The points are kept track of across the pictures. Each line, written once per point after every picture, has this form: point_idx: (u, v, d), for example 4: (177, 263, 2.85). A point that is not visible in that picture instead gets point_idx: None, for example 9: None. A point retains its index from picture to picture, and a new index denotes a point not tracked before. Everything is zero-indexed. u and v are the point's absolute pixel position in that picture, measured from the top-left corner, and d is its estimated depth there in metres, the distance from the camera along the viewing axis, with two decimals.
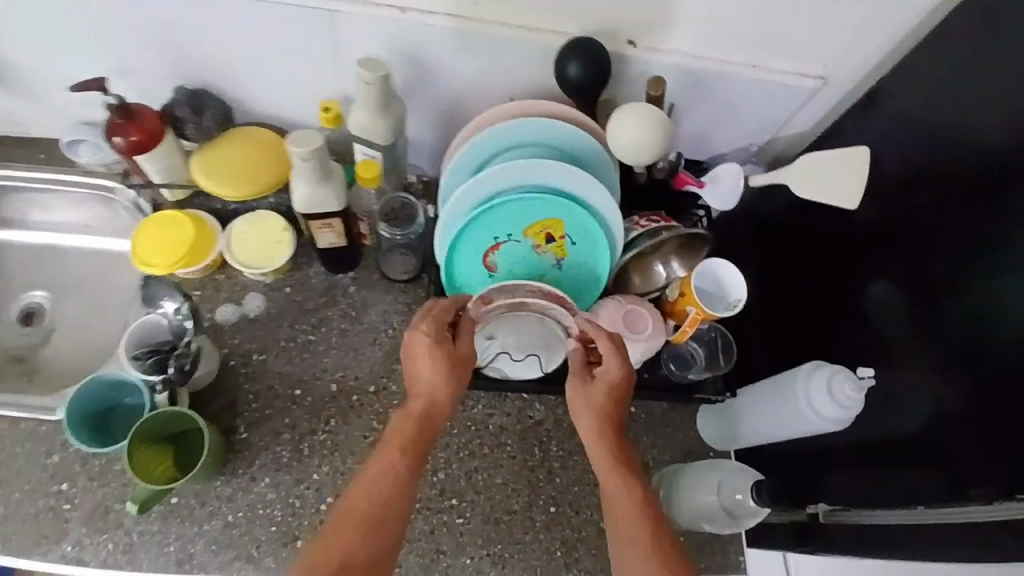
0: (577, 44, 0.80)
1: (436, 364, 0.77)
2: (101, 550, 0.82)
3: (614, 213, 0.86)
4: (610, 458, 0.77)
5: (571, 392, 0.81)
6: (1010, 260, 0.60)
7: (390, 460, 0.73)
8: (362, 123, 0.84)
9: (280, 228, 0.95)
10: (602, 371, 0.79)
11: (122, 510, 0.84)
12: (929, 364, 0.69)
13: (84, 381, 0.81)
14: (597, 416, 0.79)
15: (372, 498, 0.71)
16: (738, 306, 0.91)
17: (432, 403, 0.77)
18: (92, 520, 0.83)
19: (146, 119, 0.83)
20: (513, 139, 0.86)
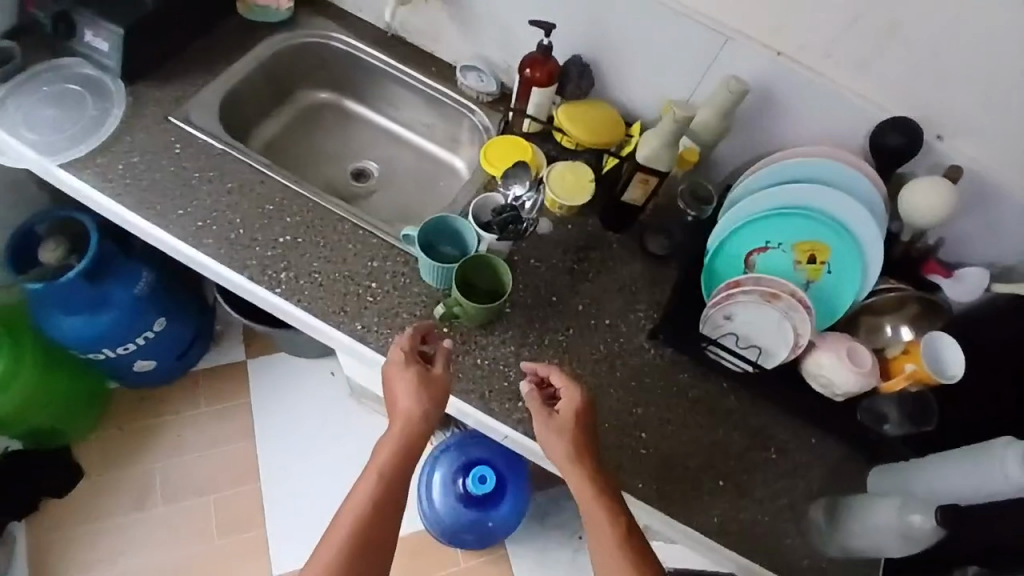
0: (897, 122, 0.99)
1: (409, 389, 0.92)
2: (383, 338, 1.05)
3: (876, 257, 1.02)
4: (582, 476, 0.88)
5: (539, 429, 0.92)
6: None
7: (383, 458, 0.89)
8: (704, 121, 1.06)
9: (587, 177, 1.17)
10: (564, 402, 0.93)
11: (407, 319, 1.07)
12: None
13: (446, 215, 1.07)
14: (569, 442, 0.90)
15: (377, 488, 0.86)
16: (953, 377, 0.99)
17: (410, 416, 0.91)
18: (384, 316, 1.07)
19: (551, 65, 1.14)
20: (810, 172, 1.05)
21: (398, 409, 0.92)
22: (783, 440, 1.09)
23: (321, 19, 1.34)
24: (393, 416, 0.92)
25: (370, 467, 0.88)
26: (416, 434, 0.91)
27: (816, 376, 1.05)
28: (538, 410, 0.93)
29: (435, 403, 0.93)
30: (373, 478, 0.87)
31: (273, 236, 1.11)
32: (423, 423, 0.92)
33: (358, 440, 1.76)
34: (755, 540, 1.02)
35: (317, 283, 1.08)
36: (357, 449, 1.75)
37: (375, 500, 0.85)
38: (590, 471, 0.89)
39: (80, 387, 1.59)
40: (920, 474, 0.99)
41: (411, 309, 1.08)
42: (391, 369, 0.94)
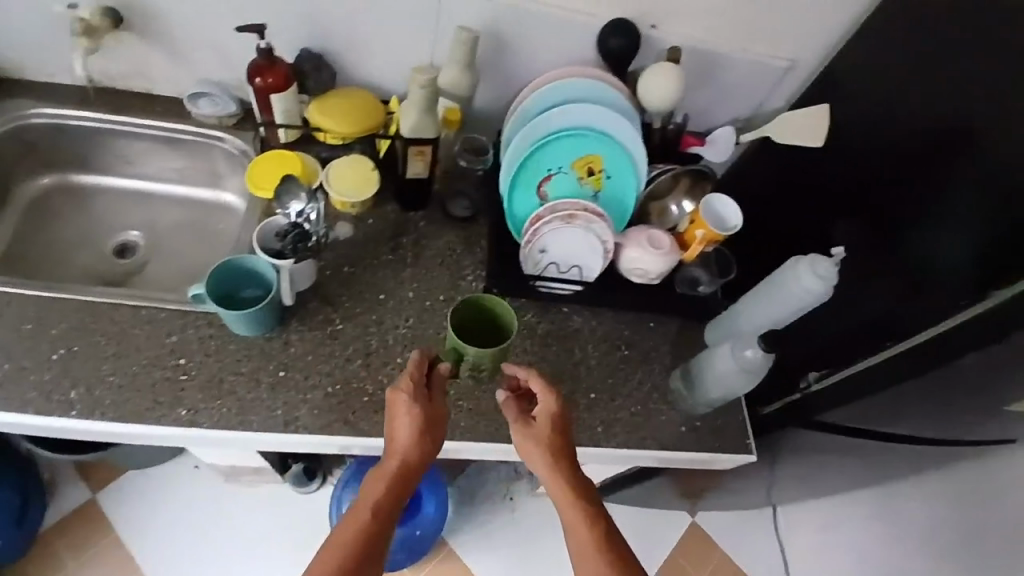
0: (616, 26, 1.07)
1: (415, 425, 0.88)
2: (214, 412, 0.97)
3: (642, 152, 1.12)
4: (566, 483, 0.92)
5: (519, 436, 0.96)
6: (948, 192, 0.95)
7: (381, 491, 0.86)
8: (450, 78, 1.08)
9: (369, 167, 1.15)
10: (540, 409, 0.96)
11: (234, 380, 1.00)
12: (881, 259, 1.05)
13: (229, 258, 0.98)
14: (546, 453, 0.94)
15: (375, 518, 0.84)
16: (734, 227, 1.15)
17: (411, 452, 0.88)
18: (206, 387, 0.99)
19: (282, 67, 1.06)
20: (564, 94, 1.11)
21: (401, 445, 0.88)
22: (630, 334, 1.19)
23: (5, 94, 1.16)
24: (391, 453, 0.88)
25: (369, 497, 0.85)
26: (415, 460, 0.89)
27: (632, 270, 1.15)
28: (513, 418, 0.98)
29: (437, 435, 0.90)
30: (372, 508, 0.84)
31: (44, 354, 0.97)
32: (422, 449, 0.89)
33: (257, 516, 1.62)
34: (638, 430, 1.11)
35: (118, 386, 0.97)
36: (261, 525, 1.62)
37: (374, 528, 0.83)
38: (568, 474, 0.93)
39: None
40: (743, 314, 1.12)
41: (235, 369, 1.01)
42: (394, 404, 0.89)
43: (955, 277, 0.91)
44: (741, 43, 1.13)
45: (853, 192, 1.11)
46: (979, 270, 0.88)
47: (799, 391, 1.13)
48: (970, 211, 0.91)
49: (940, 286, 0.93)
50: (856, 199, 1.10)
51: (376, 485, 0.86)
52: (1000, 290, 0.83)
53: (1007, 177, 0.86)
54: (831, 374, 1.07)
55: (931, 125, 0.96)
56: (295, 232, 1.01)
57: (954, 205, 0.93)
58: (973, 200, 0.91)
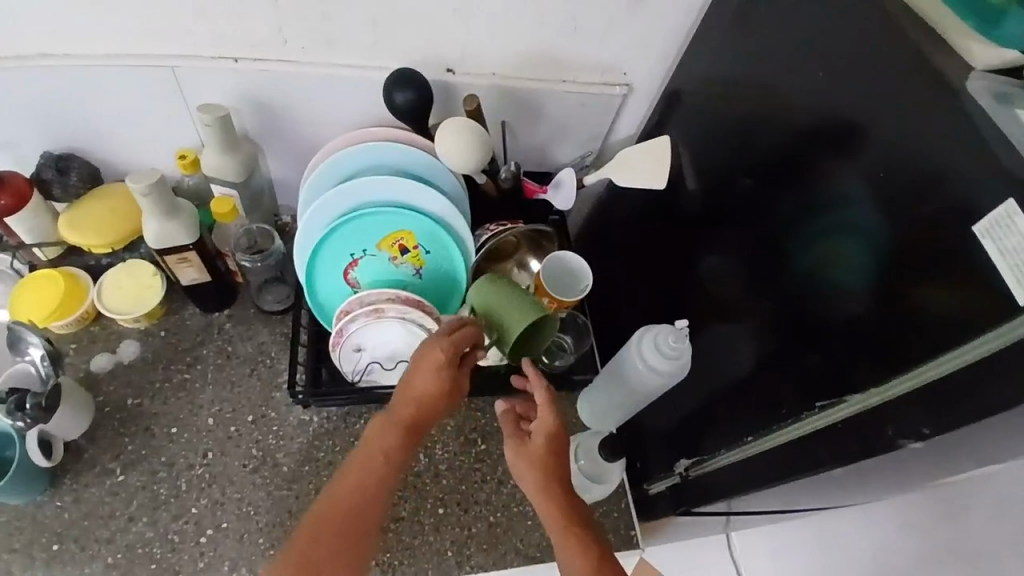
0: (400, 75, 0.88)
1: (433, 377, 0.79)
2: None
3: (457, 219, 0.95)
4: (558, 503, 0.81)
5: (511, 456, 0.85)
6: (809, 235, 0.72)
7: (386, 438, 0.78)
8: (213, 164, 0.91)
9: (150, 272, 0.99)
10: (536, 427, 0.85)
11: (8, 559, 0.86)
12: (743, 313, 0.85)
13: None
14: (540, 474, 0.82)
15: (377, 463, 0.77)
16: (587, 288, 0.98)
17: (427, 402, 0.79)
18: None
19: (16, 183, 0.90)
20: (352, 164, 0.94)
21: (417, 390, 0.79)
22: (487, 424, 1.01)
23: None
24: (405, 400, 0.79)
25: (375, 439, 0.78)
26: (426, 419, 0.80)
27: None
28: (511, 433, 0.87)
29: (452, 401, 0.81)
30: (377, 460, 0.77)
31: None
32: (437, 407, 0.80)
33: None
34: (499, 546, 0.93)
35: None
36: None
37: (373, 473, 0.77)
38: (562, 497, 0.81)
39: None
40: (610, 392, 0.95)
41: (6, 546, 0.86)
42: (424, 355, 0.80)
43: (832, 355, 0.70)
44: (562, 72, 0.96)
45: (712, 228, 0.90)
46: (857, 350, 0.67)
47: (676, 472, 0.95)
48: (845, 268, 0.68)
49: (818, 368, 0.72)
50: (719, 236, 0.88)
51: (385, 429, 0.78)
52: (849, 402, 0.66)
53: (876, 232, 0.64)
54: (707, 461, 0.90)
55: (775, 150, 0.76)
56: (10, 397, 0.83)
57: (821, 253, 0.71)
58: (841, 256, 0.68)
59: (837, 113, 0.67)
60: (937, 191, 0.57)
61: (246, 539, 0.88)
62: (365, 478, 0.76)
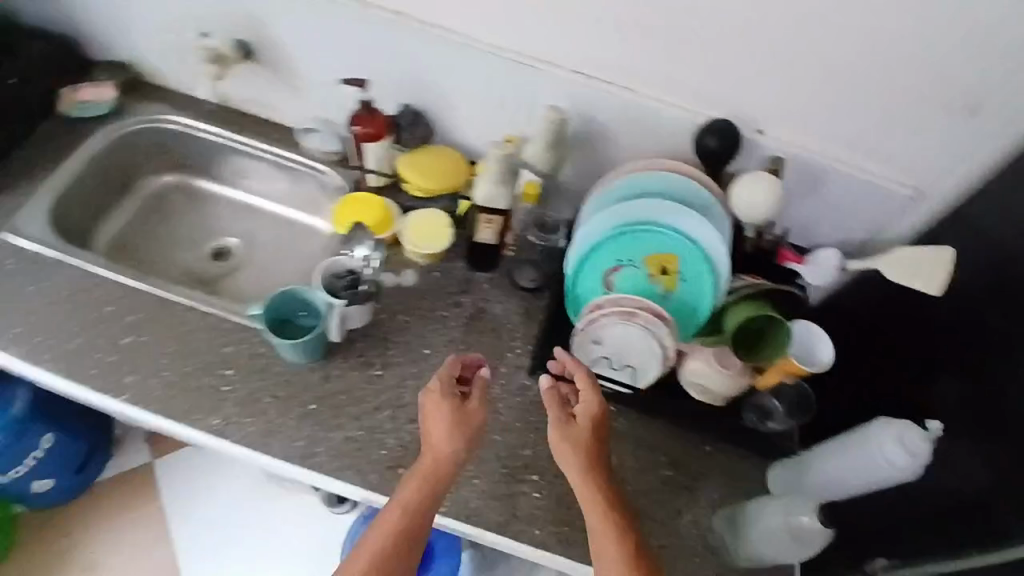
0: (715, 126, 1.00)
1: (445, 425, 0.89)
2: (244, 430, 1.00)
3: (722, 257, 1.02)
4: (596, 495, 0.87)
5: (556, 438, 0.90)
6: None
7: (417, 492, 0.88)
8: (534, 154, 1.06)
9: (445, 223, 1.16)
10: (581, 410, 0.91)
11: (269, 403, 1.02)
12: None
13: (288, 287, 1.03)
14: (583, 456, 0.89)
15: (415, 509, 0.87)
16: (824, 365, 1.01)
17: (448, 445, 0.89)
18: (243, 405, 1.01)
19: (379, 119, 1.13)
20: (643, 186, 1.06)
21: (438, 447, 0.89)
22: (677, 452, 1.09)
23: (148, 102, 1.28)
24: (424, 452, 0.90)
25: (405, 495, 0.87)
26: (453, 469, 0.89)
27: (694, 381, 1.05)
28: (554, 411, 0.92)
29: (470, 444, 0.90)
30: (401, 508, 0.87)
31: (115, 338, 1.03)
32: (457, 455, 0.89)
33: (298, 527, 1.68)
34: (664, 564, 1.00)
35: (166, 382, 1.01)
36: (297, 542, 1.66)
37: (406, 520, 0.86)
38: (597, 484, 0.88)
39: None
40: (816, 467, 1.00)
41: (273, 392, 1.03)
42: (432, 406, 0.91)
43: None
44: (861, 160, 1.02)
45: None
46: None
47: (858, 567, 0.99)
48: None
49: None
50: None
51: (413, 484, 0.88)
52: None
53: None
54: None
55: None
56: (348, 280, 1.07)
57: None
58: None
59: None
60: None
61: (458, 462, 1.01)
62: (401, 522, 0.86)
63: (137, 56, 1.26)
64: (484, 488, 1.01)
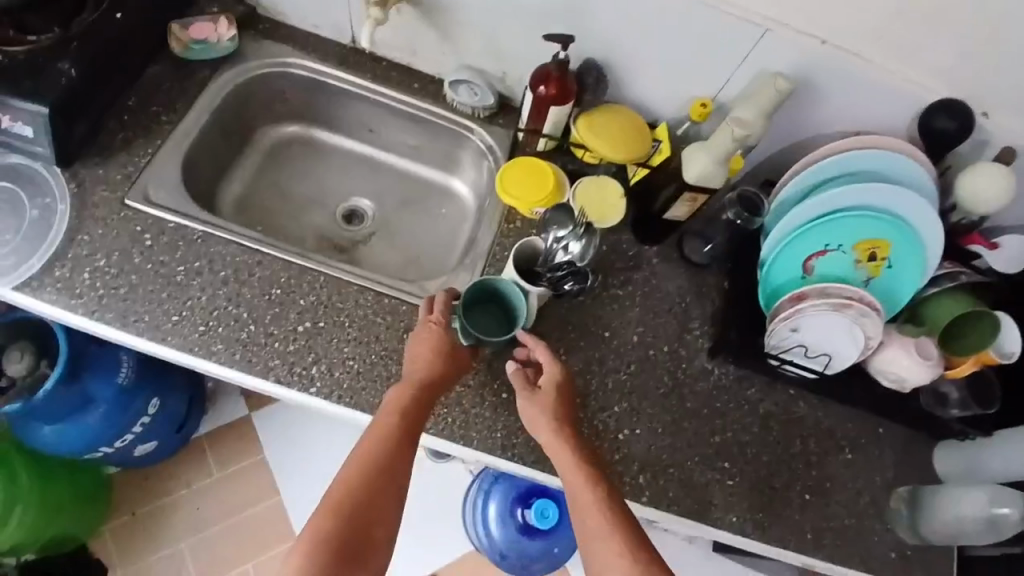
0: (945, 103, 0.94)
1: (426, 351, 0.89)
2: (438, 420, 0.96)
3: (935, 245, 0.99)
4: (565, 448, 0.83)
5: (522, 402, 0.89)
6: None
7: (392, 412, 0.84)
8: (740, 117, 0.93)
9: (616, 192, 1.04)
10: (545, 376, 0.90)
11: (461, 391, 0.98)
12: None
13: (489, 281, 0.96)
14: (550, 413, 0.87)
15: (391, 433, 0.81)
16: (1011, 355, 0.99)
17: (431, 373, 0.88)
18: None
19: (566, 79, 1.01)
20: (857, 165, 0.99)
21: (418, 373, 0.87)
22: (856, 437, 1.08)
23: (274, 43, 1.18)
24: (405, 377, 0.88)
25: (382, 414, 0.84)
26: (433, 395, 0.88)
27: (888, 372, 1.02)
28: (518, 386, 0.90)
29: (445, 370, 0.89)
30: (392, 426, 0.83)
31: (291, 324, 0.97)
32: (435, 378, 0.88)
33: None
34: (851, 547, 1.02)
35: (355, 371, 0.95)
36: None
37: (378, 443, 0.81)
38: (571, 438, 0.85)
39: (88, 476, 1.47)
40: (996, 454, 1.04)
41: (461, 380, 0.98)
42: (418, 337, 0.91)
43: None
44: None
45: None
46: None
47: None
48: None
49: None
50: None
51: (391, 405, 0.85)
52: None
53: None
54: None
55: None
56: (573, 273, 1.01)
57: None
58: None
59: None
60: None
61: (652, 450, 1.00)
62: (378, 442, 0.81)
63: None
64: (679, 478, 0.99)
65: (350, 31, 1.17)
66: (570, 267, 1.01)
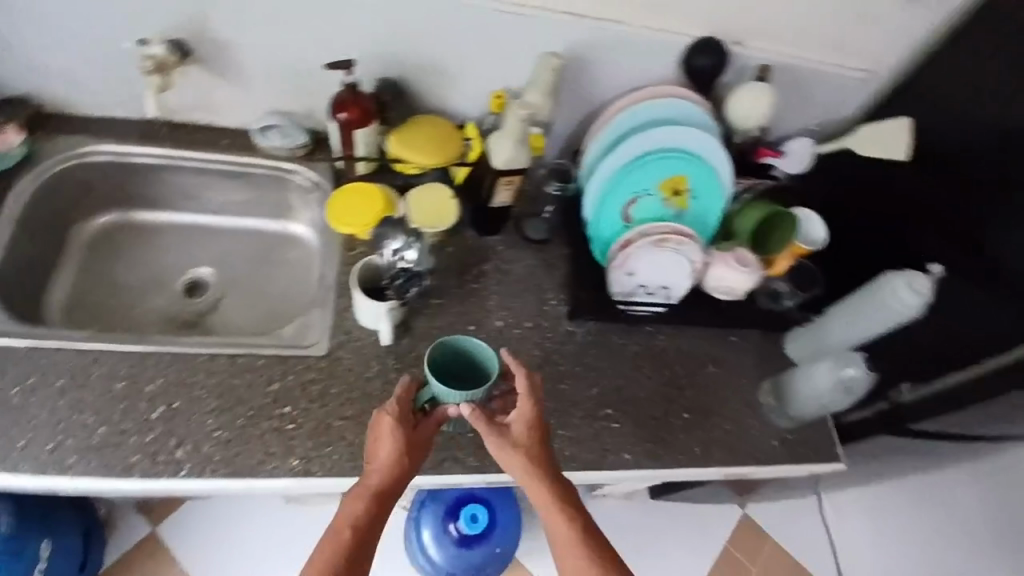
0: (699, 44, 1.06)
1: (388, 434, 0.85)
2: (327, 460, 0.95)
3: (724, 167, 1.11)
4: (546, 495, 0.85)
5: (496, 452, 0.87)
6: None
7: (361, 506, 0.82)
8: (533, 101, 1.01)
9: (448, 197, 1.10)
10: (515, 421, 0.88)
11: (342, 425, 0.97)
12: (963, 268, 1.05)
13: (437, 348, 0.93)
14: (528, 460, 0.86)
15: (355, 534, 0.80)
16: (819, 241, 1.14)
17: (398, 457, 0.85)
18: (315, 435, 0.96)
19: (363, 100, 1.04)
20: (640, 118, 1.10)
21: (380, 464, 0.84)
22: (717, 352, 1.19)
23: (60, 137, 1.12)
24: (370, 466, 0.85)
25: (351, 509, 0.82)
26: (401, 478, 0.85)
27: (721, 287, 1.15)
28: (487, 434, 0.87)
29: (410, 449, 0.86)
30: (353, 525, 0.80)
31: (143, 414, 0.94)
32: (402, 461, 0.85)
33: None
34: (737, 449, 1.12)
35: (225, 440, 0.94)
36: None
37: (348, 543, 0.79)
38: (554, 481, 0.86)
39: None
40: (832, 327, 1.13)
41: (340, 414, 0.98)
42: (377, 422, 0.86)
43: None
44: (820, 53, 1.12)
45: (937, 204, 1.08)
46: None
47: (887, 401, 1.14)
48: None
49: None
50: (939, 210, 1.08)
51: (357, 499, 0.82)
52: None
53: None
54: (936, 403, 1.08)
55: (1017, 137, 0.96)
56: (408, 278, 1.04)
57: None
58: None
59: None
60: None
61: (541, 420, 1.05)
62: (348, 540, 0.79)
63: (35, 86, 1.09)
64: (570, 436, 1.05)
65: (140, 105, 1.14)
66: (406, 273, 1.04)
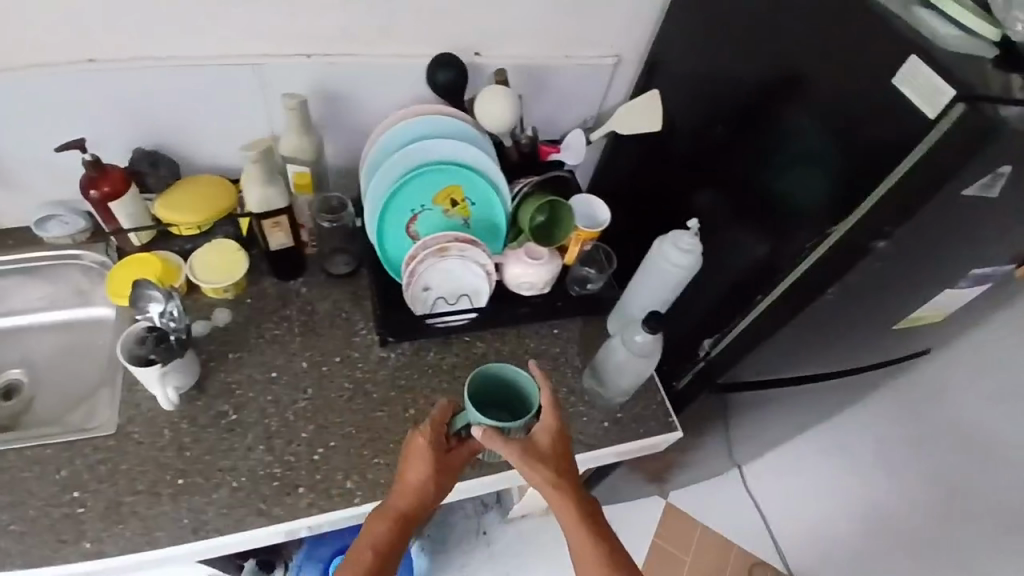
0: (439, 60, 1.09)
1: (420, 466, 0.90)
2: (119, 538, 0.91)
3: (494, 170, 1.13)
4: (566, 506, 0.91)
5: (528, 469, 0.90)
6: (786, 153, 0.92)
7: (384, 529, 0.90)
8: (289, 146, 1.08)
9: (234, 249, 1.13)
10: (542, 440, 0.90)
11: (133, 501, 0.94)
12: (734, 218, 1.05)
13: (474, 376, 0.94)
14: (555, 477, 0.90)
15: (377, 557, 0.89)
16: (604, 221, 1.18)
17: (423, 487, 0.91)
18: (105, 516, 0.93)
19: (112, 174, 1.04)
20: (404, 137, 1.12)
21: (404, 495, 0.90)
22: (536, 347, 1.20)
23: None
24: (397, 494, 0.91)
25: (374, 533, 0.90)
26: (424, 504, 0.92)
27: (522, 285, 1.16)
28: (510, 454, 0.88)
29: (441, 478, 0.91)
30: (373, 547, 0.89)
31: None
32: (429, 490, 0.91)
33: None
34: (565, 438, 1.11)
35: (7, 540, 0.90)
36: None
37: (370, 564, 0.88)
38: (574, 493, 0.92)
39: None
40: (630, 298, 1.15)
41: (131, 489, 0.95)
42: (412, 448, 0.91)
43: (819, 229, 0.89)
44: (565, 48, 1.18)
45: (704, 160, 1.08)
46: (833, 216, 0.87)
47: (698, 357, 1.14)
48: (779, 182, 0.95)
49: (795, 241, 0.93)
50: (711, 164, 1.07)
51: (382, 522, 0.91)
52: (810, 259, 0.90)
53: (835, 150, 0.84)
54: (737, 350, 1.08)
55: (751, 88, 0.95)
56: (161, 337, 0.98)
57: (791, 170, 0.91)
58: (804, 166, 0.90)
59: (766, 65, 0.92)
60: (879, 99, 0.78)
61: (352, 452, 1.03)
62: (373, 561, 0.89)
63: None
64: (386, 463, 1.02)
65: None
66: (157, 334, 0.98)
